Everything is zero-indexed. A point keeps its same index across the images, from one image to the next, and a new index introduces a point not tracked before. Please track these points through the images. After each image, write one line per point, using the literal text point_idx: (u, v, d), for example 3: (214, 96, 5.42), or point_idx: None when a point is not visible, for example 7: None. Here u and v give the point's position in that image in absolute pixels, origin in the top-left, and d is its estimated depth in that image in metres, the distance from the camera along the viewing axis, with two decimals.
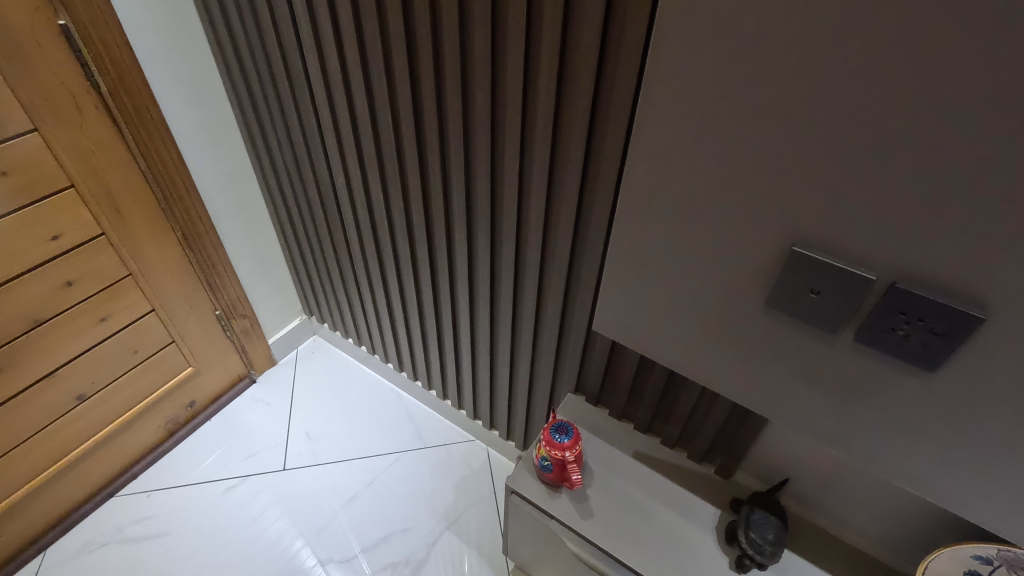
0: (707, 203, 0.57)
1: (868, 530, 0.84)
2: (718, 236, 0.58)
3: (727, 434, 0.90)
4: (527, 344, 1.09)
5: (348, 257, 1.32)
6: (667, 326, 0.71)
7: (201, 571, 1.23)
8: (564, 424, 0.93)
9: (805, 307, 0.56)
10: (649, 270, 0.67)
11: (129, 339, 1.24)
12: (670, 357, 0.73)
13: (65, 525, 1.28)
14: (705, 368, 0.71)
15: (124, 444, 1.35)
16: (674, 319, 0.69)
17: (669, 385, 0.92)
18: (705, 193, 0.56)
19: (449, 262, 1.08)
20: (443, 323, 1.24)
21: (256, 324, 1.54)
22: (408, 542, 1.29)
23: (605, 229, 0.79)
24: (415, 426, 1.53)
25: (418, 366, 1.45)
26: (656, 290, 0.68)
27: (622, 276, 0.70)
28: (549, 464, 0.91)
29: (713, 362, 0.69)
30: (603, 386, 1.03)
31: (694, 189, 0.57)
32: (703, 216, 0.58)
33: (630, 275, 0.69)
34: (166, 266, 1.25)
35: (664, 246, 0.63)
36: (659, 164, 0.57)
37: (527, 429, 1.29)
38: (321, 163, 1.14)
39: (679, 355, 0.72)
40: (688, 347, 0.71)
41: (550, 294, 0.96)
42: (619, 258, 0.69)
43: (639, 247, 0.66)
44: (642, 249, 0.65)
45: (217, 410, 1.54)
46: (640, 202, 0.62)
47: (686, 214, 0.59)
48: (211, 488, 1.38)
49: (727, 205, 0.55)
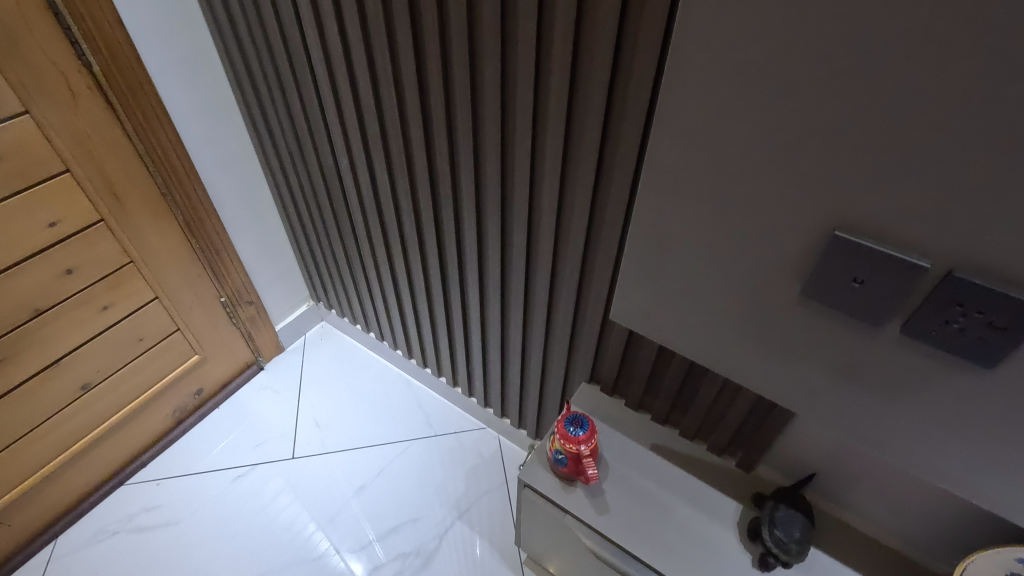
0: (737, 185, 0.52)
1: (901, 528, 0.80)
2: (750, 220, 0.53)
3: (750, 426, 0.86)
4: (538, 333, 1.05)
5: (355, 241, 1.28)
6: (692, 314, 0.66)
7: (213, 559, 1.23)
8: (578, 417, 0.89)
9: (847, 297, 0.52)
10: (672, 256, 0.62)
11: (132, 327, 1.22)
12: (693, 346, 0.69)
13: (75, 514, 1.26)
14: (731, 361, 0.67)
15: (131, 433, 1.33)
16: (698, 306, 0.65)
17: (688, 377, 0.88)
18: (736, 175, 0.51)
19: (457, 245, 1.04)
20: (453, 308, 1.20)
21: (262, 311, 1.50)
22: (419, 531, 1.28)
23: (623, 212, 0.74)
24: (425, 414, 1.50)
25: (427, 354, 1.42)
26: (679, 277, 0.64)
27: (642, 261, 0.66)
28: (563, 458, 0.87)
29: (739, 354, 0.65)
30: (619, 377, 0.99)
31: (724, 169, 0.52)
32: (733, 198, 0.53)
33: (650, 261, 0.65)
34: (169, 254, 1.21)
35: (690, 230, 0.58)
36: (686, 141, 0.52)
37: (540, 417, 1.25)
38: (324, 143, 1.09)
39: (703, 345, 0.68)
40: (713, 337, 0.66)
41: (564, 280, 0.91)
42: (638, 243, 0.64)
43: (660, 231, 0.61)
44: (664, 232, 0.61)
45: (226, 396, 1.52)
46: (662, 182, 0.57)
47: (715, 196, 0.54)
48: (221, 476, 1.37)
49: (760, 185, 0.50)
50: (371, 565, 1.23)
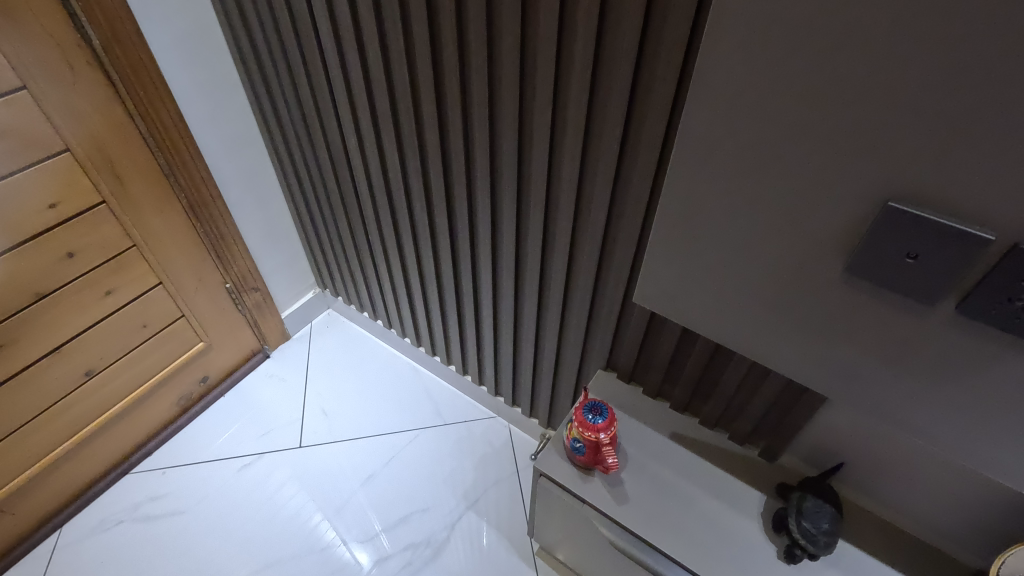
0: (779, 155, 0.48)
1: (933, 519, 0.77)
2: (792, 192, 0.50)
3: (776, 412, 0.83)
4: (553, 319, 1.02)
5: (363, 225, 1.25)
6: (722, 295, 0.63)
7: (219, 548, 1.21)
8: (597, 404, 0.86)
9: (896, 274, 0.48)
10: (703, 233, 0.59)
11: (136, 313, 1.19)
12: (722, 329, 0.66)
13: (80, 503, 1.24)
14: (764, 345, 0.63)
15: (135, 421, 1.31)
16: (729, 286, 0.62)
17: (712, 362, 0.85)
18: (777, 144, 0.48)
19: (470, 228, 1.00)
20: (464, 293, 1.16)
21: (268, 298, 1.47)
22: (429, 522, 1.26)
23: (648, 189, 0.71)
24: (434, 403, 1.48)
25: (437, 341, 1.39)
26: (709, 254, 0.60)
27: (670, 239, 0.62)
28: (581, 446, 0.85)
29: (771, 337, 0.62)
30: (637, 363, 0.96)
31: (765, 138, 0.48)
32: (774, 169, 0.49)
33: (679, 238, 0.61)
34: (173, 238, 1.18)
35: (724, 205, 0.55)
36: (724, 109, 0.49)
37: (553, 405, 1.23)
38: (332, 122, 1.05)
39: (733, 329, 0.65)
40: (744, 319, 0.63)
41: (582, 262, 0.88)
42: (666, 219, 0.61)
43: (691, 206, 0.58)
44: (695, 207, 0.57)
45: (231, 385, 1.49)
46: (696, 153, 0.53)
47: (753, 168, 0.50)
48: (227, 465, 1.34)
49: (804, 154, 0.47)
50: (376, 555, 1.21)
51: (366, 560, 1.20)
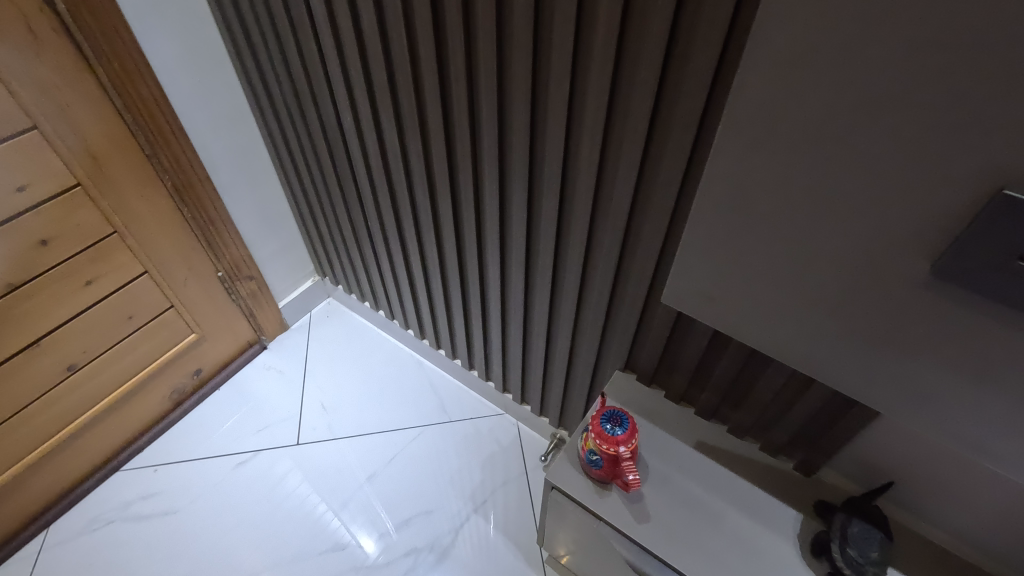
0: (851, 135, 0.38)
1: (998, 546, 0.68)
2: (865, 182, 0.40)
3: (816, 425, 0.74)
4: (567, 315, 0.93)
5: (362, 211, 1.16)
6: (767, 299, 0.54)
7: (215, 547, 1.16)
8: (616, 413, 0.77)
9: (1002, 284, 0.38)
10: (749, 229, 0.50)
11: (121, 304, 1.12)
12: (766, 337, 0.57)
13: (67, 503, 1.18)
14: (816, 356, 0.54)
15: (124, 417, 1.24)
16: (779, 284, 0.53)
17: (744, 368, 0.76)
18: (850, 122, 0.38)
19: (476, 215, 0.91)
20: (470, 286, 1.08)
21: (264, 287, 1.39)
22: (433, 525, 1.19)
23: (680, 174, 0.62)
24: (438, 398, 1.40)
25: (442, 334, 1.31)
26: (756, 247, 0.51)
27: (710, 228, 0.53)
28: (598, 459, 0.76)
29: (826, 347, 0.53)
30: (659, 365, 0.87)
31: (835, 115, 0.38)
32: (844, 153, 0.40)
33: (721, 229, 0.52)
34: (158, 224, 1.10)
35: (776, 196, 0.45)
36: (783, 78, 0.39)
37: (566, 404, 1.15)
38: (326, 98, 0.96)
39: (779, 336, 0.56)
40: (793, 327, 0.54)
41: (601, 254, 0.79)
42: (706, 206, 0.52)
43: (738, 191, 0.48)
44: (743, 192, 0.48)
45: (227, 377, 1.42)
46: (745, 134, 0.43)
47: (817, 152, 0.41)
48: (221, 463, 1.28)
49: (887, 133, 0.37)
50: (382, 542, 1.16)
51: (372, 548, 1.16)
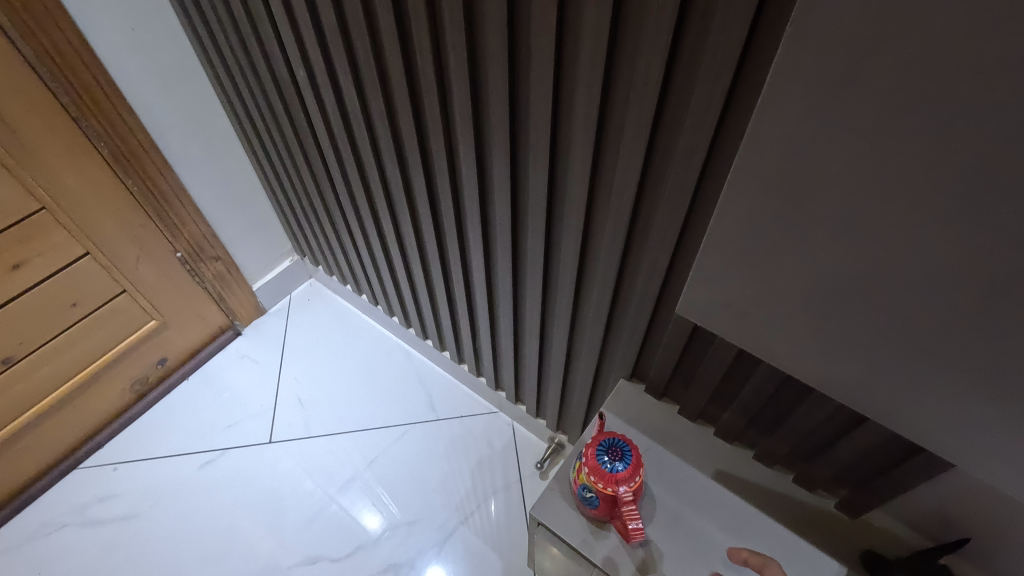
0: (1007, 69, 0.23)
1: None
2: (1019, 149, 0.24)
3: (869, 466, 0.59)
4: (562, 314, 0.77)
5: (331, 187, 1.00)
6: (827, 312, 0.39)
7: (183, 546, 1.06)
8: (616, 442, 0.62)
9: None
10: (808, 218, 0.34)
11: (61, 289, 0.99)
12: (822, 359, 0.42)
13: (18, 504, 1.08)
14: (891, 387, 0.40)
15: (78, 411, 1.13)
16: (849, 300, 0.37)
17: (779, 391, 0.60)
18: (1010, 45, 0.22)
19: (453, 193, 0.76)
20: (452, 274, 0.93)
21: (233, 269, 1.26)
22: (415, 539, 1.06)
23: (704, 143, 0.45)
24: (426, 393, 1.27)
25: (427, 325, 1.17)
26: (821, 247, 0.35)
27: (752, 217, 0.37)
28: (594, 498, 0.62)
29: (910, 379, 0.38)
30: (673, 377, 0.72)
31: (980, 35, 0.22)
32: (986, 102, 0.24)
33: (770, 219, 0.36)
34: (97, 198, 0.96)
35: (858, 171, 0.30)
36: None
37: (564, 409, 1.01)
38: (274, 49, 0.79)
39: (841, 359, 0.41)
40: (863, 350, 0.39)
41: (600, 244, 0.63)
42: (750, 186, 0.36)
43: (803, 162, 0.32)
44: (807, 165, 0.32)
45: (196, 367, 1.30)
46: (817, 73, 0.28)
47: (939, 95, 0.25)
48: (187, 462, 1.17)
49: None
50: (388, 520, 1.09)
51: (377, 525, 1.08)
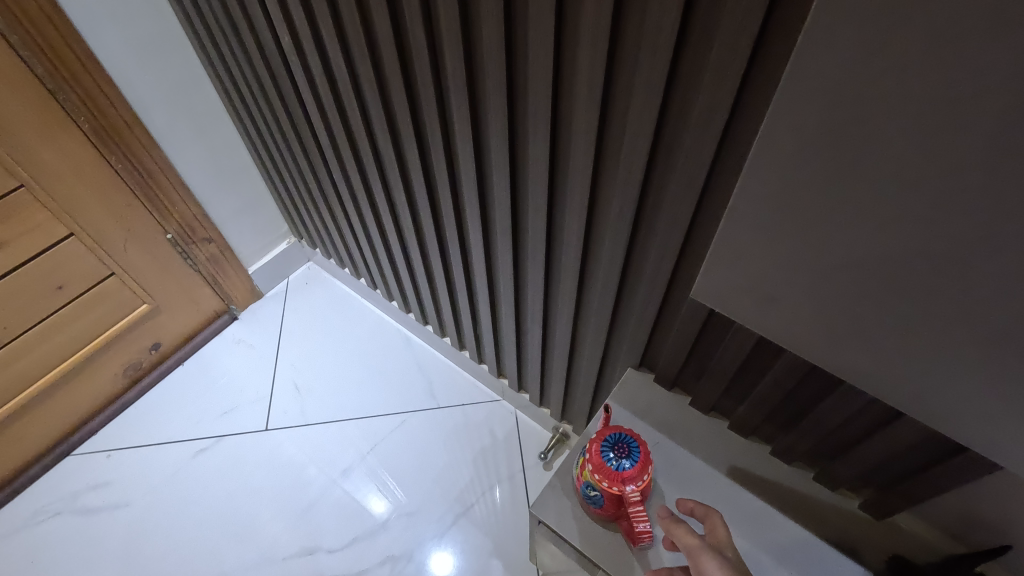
0: None
1: None
2: None
3: (901, 465, 0.53)
4: (565, 300, 0.72)
5: (323, 165, 0.95)
6: (868, 299, 0.33)
7: (176, 536, 1.03)
8: (623, 437, 0.58)
9: None
10: (851, 188, 0.29)
11: (46, 272, 0.95)
12: (858, 351, 0.37)
13: (10, 492, 1.06)
14: (941, 385, 0.34)
15: (69, 397, 1.10)
16: (899, 281, 0.31)
17: (802, 383, 0.55)
18: None
19: (449, 169, 0.70)
20: (449, 257, 0.88)
21: (227, 251, 1.21)
22: (413, 531, 1.03)
23: (724, 105, 0.39)
24: (427, 380, 1.22)
25: (427, 310, 1.12)
26: (869, 218, 0.29)
27: (785, 184, 0.31)
28: (598, 497, 0.58)
29: (964, 377, 0.33)
30: (685, 367, 0.67)
31: None
32: None
33: (808, 185, 0.31)
34: (79, 176, 0.91)
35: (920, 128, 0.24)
36: None
37: (568, 398, 0.96)
38: (258, 13, 0.74)
39: (882, 351, 0.36)
40: (910, 341, 0.34)
41: (606, 223, 0.57)
42: (784, 144, 0.30)
43: (855, 111, 0.26)
44: (860, 113, 0.26)
45: (191, 352, 1.27)
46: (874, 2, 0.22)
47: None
48: (181, 450, 1.14)
49: None
50: (394, 505, 1.06)
51: (382, 509, 1.06)
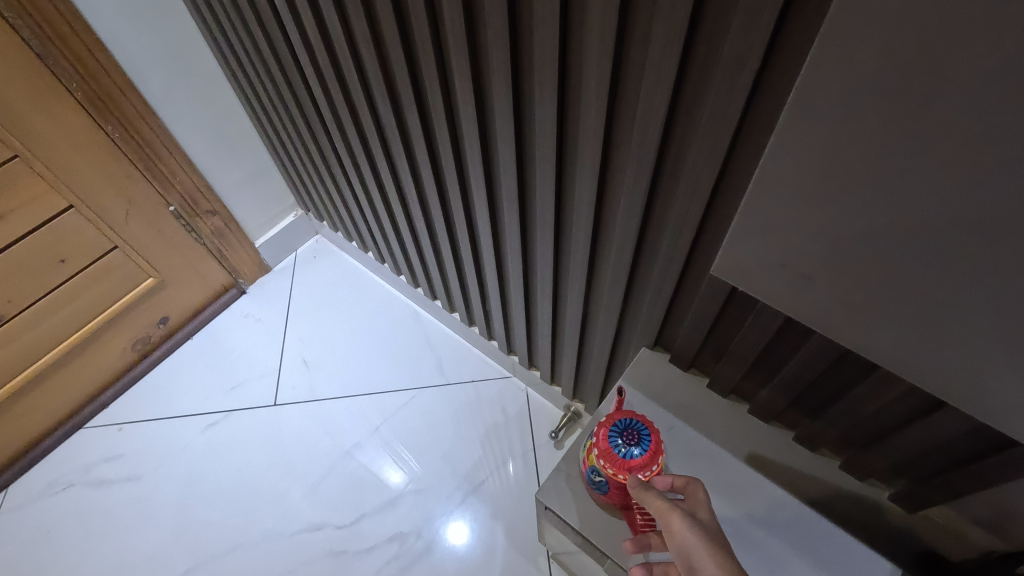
0: None
1: None
2: None
3: (940, 457, 0.49)
4: (576, 275, 0.67)
5: (324, 133, 0.90)
6: (923, 278, 0.28)
7: (186, 508, 1.03)
8: (633, 423, 0.54)
9: None
10: (913, 143, 0.24)
11: (48, 244, 0.93)
12: (904, 335, 0.32)
13: (24, 464, 1.07)
14: (1004, 377, 0.29)
15: (78, 371, 1.10)
16: (966, 254, 0.26)
17: (833, 367, 0.50)
18: None
19: (452, 136, 0.65)
20: (456, 231, 0.83)
21: (232, 224, 1.19)
22: (422, 508, 1.02)
23: (754, 54, 0.34)
24: (436, 356, 1.20)
25: (435, 284, 1.08)
26: (934, 177, 0.24)
27: (830, 137, 0.26)
28: (604, 483, 0.54)
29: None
30: (703, 347, 0.62)
31: None
32: None
33: (859, 137, 0.25)
34: (74, 146, 0.89)
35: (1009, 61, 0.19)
36: None
37: (580, 376, 0.92)
38: None
39: (934, 337, 0.31)
40: (969, 326, 0.29)
41: (619, 192, 0.52)
42: (830, 87, 0.25)
43: (921, 41, 0.21)
44: (928, 47, 0.21)
45: (200, 326, 1.26)
46: None
47: None
48: (191, 424, 1.13)
49: None
50: (410, 476, 1.05)
51: (400, 480, 1.05)
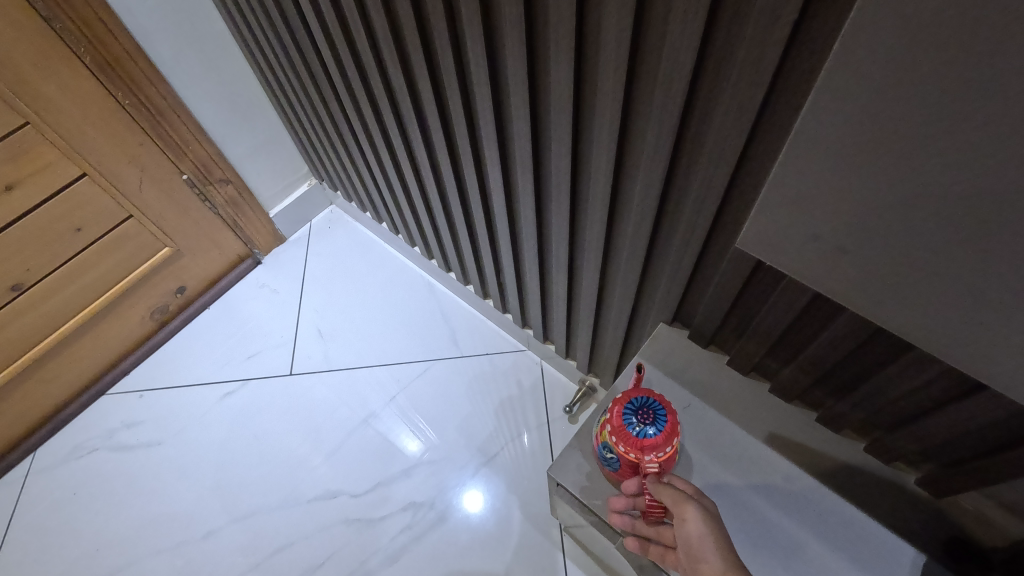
0: None
1: None
2: None
3: (975, 441, 0.46)
4: (593, 246, 0.65)
5: (335, 100, 0.88)
6: (977, 251, 0.26)
7: (205, 474, 1.06)
8: (650, 402, 0.52)
9: None
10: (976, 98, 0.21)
11: (64, 213, 0.93)
12: (953, 315, 0.29)
13: (50, 428, 1.10)
14: None
15: (99, 338, 1.11)
16: None
17: (862, 346, 0.48)
18: None
19: (464, 100, 0.62)
20: (469, 200, 0.81)
21: (246, 193, 1.18)
22: (435, 478, 1.02)
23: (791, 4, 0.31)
24: (450, 328, 1.19)
25: (449, 255, 1.07)
26: (1001, 134, 0.21)
27: (878, 89, 0.23)
28: (615, 461, 0.53)
29: None
30: (724, 323, 0.60)
31: None
32: None
33: (915, 88, 0.22)
34: (85, 113, 0.88)
35: None
36: None
37: (596, 350, 0.90)
38: None
39: (986, 316, 0.28)
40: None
41: (639, 158, 0.49)
42: (880, 32, 0.22)
43: None
44: None
45: (217, 296, 1.27)
46: None
47: None
48: (209, 392, 1.15)
49: None
50: (425, 446, 1.05)
51: (415, 449, 1.05)
